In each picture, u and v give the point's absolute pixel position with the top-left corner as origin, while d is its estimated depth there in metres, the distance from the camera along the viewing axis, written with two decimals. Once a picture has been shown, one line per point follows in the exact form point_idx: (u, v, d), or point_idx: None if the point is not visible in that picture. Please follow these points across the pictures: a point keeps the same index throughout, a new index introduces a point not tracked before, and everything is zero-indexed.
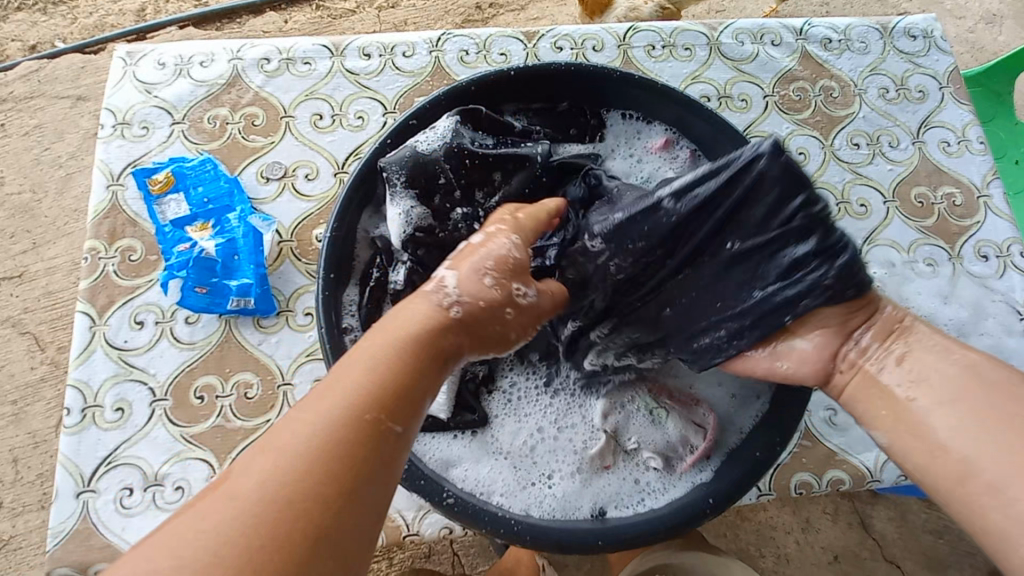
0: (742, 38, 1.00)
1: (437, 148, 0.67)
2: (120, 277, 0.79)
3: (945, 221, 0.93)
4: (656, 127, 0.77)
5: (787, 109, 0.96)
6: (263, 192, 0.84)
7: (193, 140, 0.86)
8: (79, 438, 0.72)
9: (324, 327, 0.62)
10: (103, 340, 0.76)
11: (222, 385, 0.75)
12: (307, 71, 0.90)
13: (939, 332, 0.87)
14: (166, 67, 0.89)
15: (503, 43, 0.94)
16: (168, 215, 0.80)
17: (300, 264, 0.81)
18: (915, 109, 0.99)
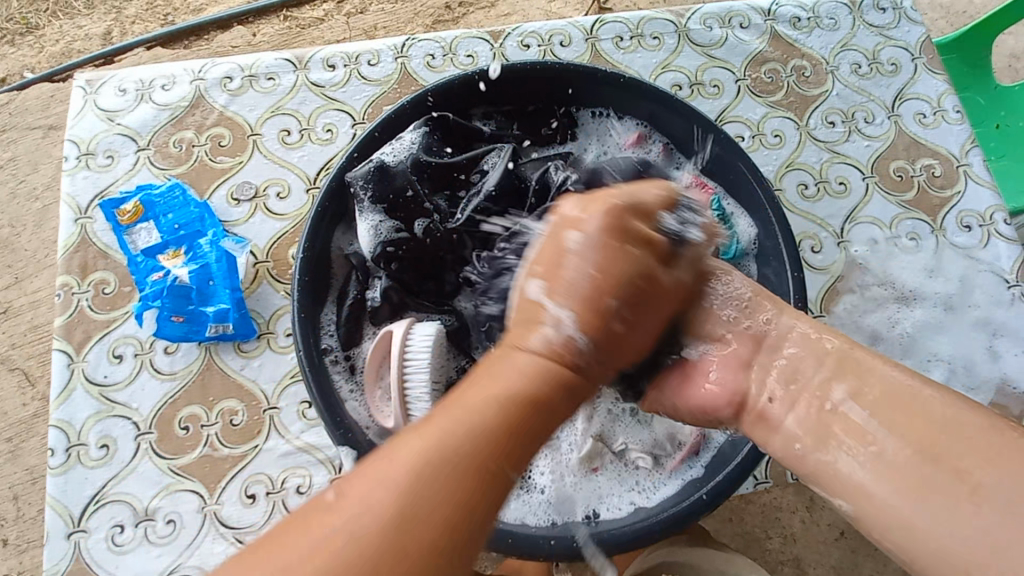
0: (710, 23, 0.98)
1: (403, 160, 0.68)
2: (95, 311, 0.77)
3: (925, 194, 0.92)
4: (628, 121, 0.76)
5: (760, 91, 0.96)
6: (235, 214, 0.82)
7: (160, 166, 0.84)
8: (65, 478, 0.71)
9: (302, 347, 0.60)
10: (83, 377, 0.75)
11: (207, 413, 0.74)
12: (271, 87, 0.88)
13: (928, 307, 0.86)
14: (128, 93, 0.87)
15: (469, 45, 0.93)
16: (139, 245, 0.78)
17: (278, 285, 0.80)
18: (889, 82, 0.98)
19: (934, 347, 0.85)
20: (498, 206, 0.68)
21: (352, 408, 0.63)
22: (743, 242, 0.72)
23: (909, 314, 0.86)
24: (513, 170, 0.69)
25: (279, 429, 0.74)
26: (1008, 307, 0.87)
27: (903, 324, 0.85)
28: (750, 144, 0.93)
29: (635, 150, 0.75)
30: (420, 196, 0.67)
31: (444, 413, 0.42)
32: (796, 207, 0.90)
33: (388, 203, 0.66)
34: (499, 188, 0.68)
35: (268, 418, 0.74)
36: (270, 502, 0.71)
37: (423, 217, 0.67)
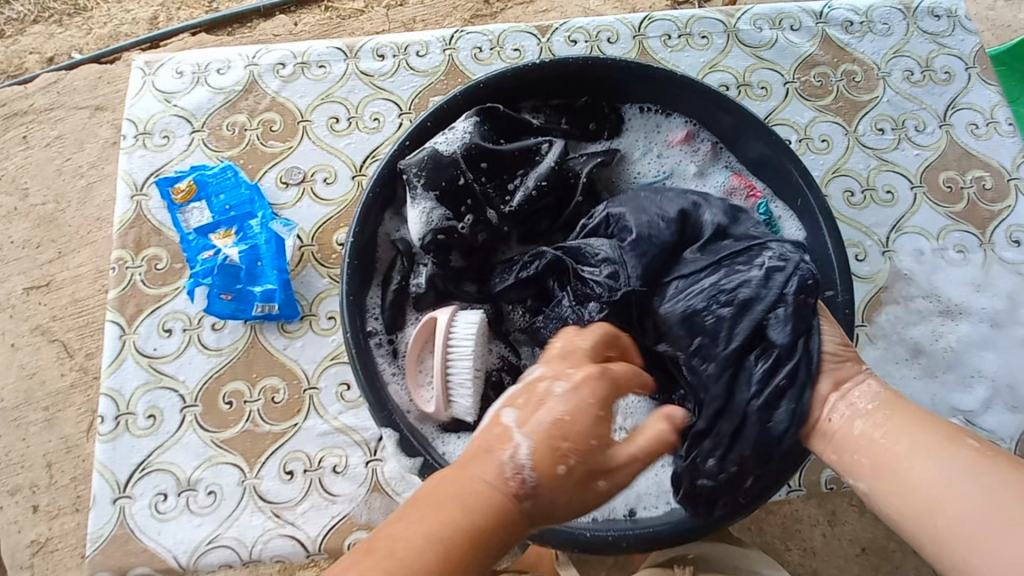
0: (760, 24, 0.97)
1: (455, 149, 0.67)
2: (147, 286, 0.80)
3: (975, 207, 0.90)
4: (675, 119, 0.76)
5: (809, 95, 0.94)
6: (283, 198, 0.84)
7: (213, 148, 0.86)
8: (113, 445, 0.74)
9: (350, 330, 0.62)
10: (134, 348, 0.77)
11: (250, 390, 0.76)
12: (322, 75, 0.90)
13: (973, 322, 0.85)
14: (184, 76, 0.90)
15: (516, 39, 0.93)
16: (191, 223, 0.80)
17: (322, 269, 0.81)
18: (942, 91, 0.96)
19: (978, 364, 0.83)
20: (545, 199, 0.68)
21: (395, 392, 0.65)
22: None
23: (952, 328, 0.84)
24: (562, 161, 0.69)
25: (318, 409, 0.75)
26: None
27: (946, 338, 0.84)
28: (795, 148, 0.92)
29: (682, 148, 0.76)
30: (472, 186, 0.66)
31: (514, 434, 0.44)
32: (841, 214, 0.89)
33: (438, 191, 0.65)
34: (548, 180, 0.67)
35: (308, 398, 0.76)
36: (307, 480, 0.73)
37: (472, 206, 0.67)
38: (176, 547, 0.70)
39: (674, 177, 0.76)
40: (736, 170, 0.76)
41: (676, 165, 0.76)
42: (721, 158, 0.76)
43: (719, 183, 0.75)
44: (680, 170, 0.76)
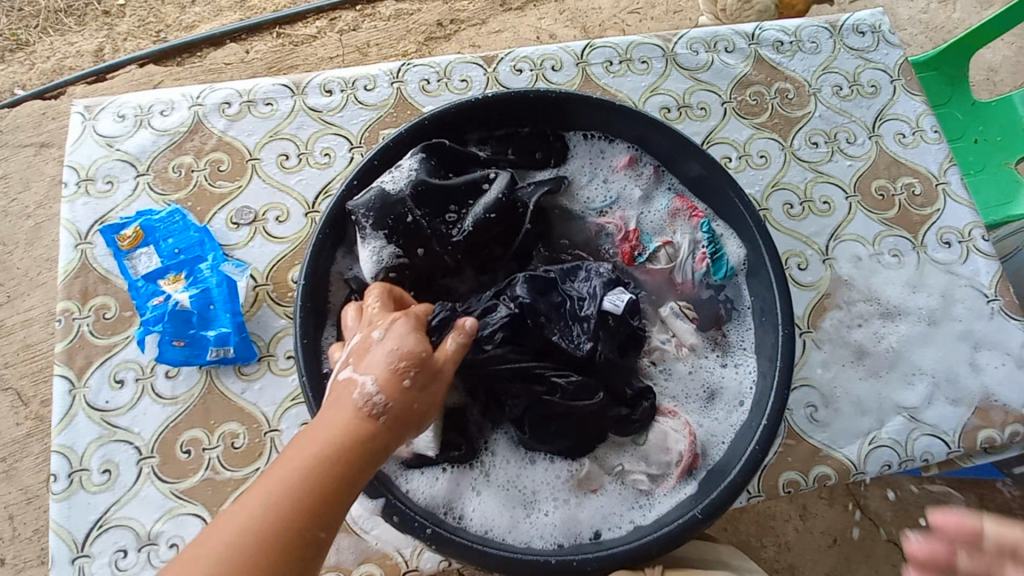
0: (696, 48, 1.02)
1: (402, 186, 0.67)
2: (97, 336, 0.78)
3: (906, 212, 0.96)
4: (619, 145, 0.78)
5: (745, 113, 0.99)
6: (234, 238, 0.84)
7: (160, 191, 0.85)
8: (68, 504, 0.71)
9: (305, 374, 0.61)
10: (85, 403, 0.75)
11: (208, 437, 0.75)
12: (269, 112, 0.90)
13: (911, 321, 0.89)
14: (126, 119, 0.89)
15: (463, 70, 0.95)
16: (139, 270, 0.79)
17: (278, 308, 0.81)
18: (869, 104, 1.02)
19: (919, 361, 0.87)
20: (494, 229, 0.68)
21: None
22: (731, 263, 0.74)
23: (893, 329, 0.89)
24: (510, 191, 0.70)
25: (281, 451, 0.75)
26: (986, 321, 0.90)
27: (888, 338, 0.88)
28: (736, 165, 0.96)
29: (626, 172, 0.78)
30: (419, 222, 0.67)
31: (312, 428, 0.48)
32: (782, 226, 0.93)
33: (385, 229, 0.66)
34: (496, 211, 0.68)
35: (269, 441, 0.75)
36: None
37: (421, 240, 0.67)
38: None
39: (619, 201, 0.79)
40: (679, 191, 0.78)
41: (621, 190, 0.79)
42: (664, 180, 0.78)
43: (663, 206, 0.78)
44: (625, 194, 0.79)
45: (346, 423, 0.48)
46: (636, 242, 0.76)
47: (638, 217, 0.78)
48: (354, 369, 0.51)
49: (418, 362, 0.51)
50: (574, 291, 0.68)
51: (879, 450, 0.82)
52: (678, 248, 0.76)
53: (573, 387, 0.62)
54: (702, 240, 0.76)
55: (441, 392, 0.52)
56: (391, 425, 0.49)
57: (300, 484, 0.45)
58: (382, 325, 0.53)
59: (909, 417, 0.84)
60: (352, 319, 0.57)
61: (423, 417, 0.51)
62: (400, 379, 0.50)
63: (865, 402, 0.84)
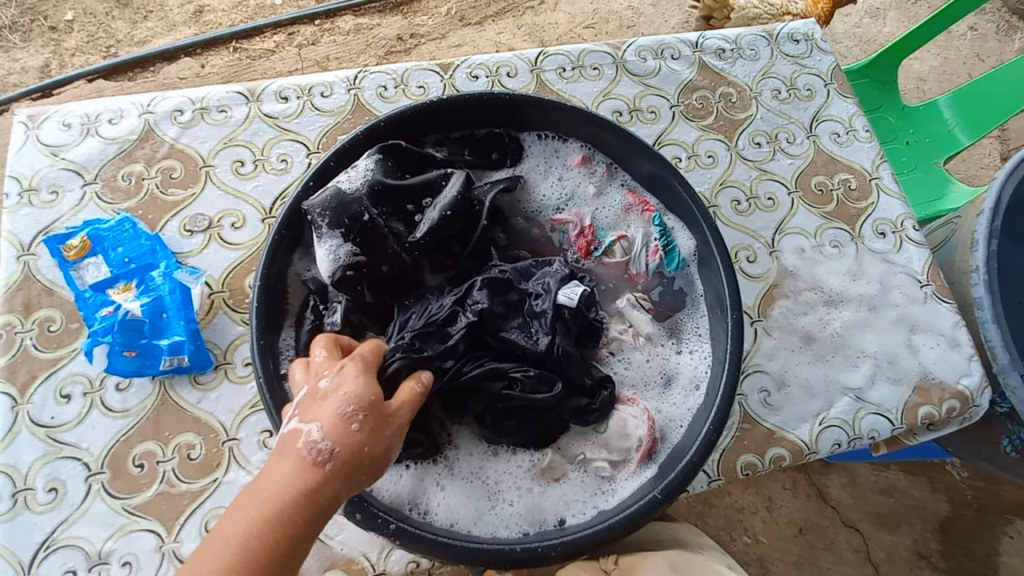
0: (645, 55, 1.06)
1: (359, 186, 0.68)
2: (40, 350, 0.75)
3: (844, 205, 1.02)
4: (572, 144, 0.81)
5: (693, 116, 1.04)
6: (188, 246, 0.82)
7: (108, 200, 0.83)
8: (10, 526, 0.67)
9: (262, 375, 0.61)
10: (28, 420, 0.72)
11: (163, 449, 0.72)
12: (223, 119, 0.89)
13: (853, 308, 0.94)
14: (72, 128, 0.86)
15: (420, 77, 0.97)
16: (86, 281, 0.76)
17: (234, 314, 0.80)
18: (806, 106, 1.09)
19: (862, 345, 0.92)
20: (453, 225, 0.69)
21: None
22: (683, 254, 0.77)
23: (836, 315, 0.93)
24: (466, 189, 0.71)
25: (240, 460, 0.73)
26: (920, 304, 0.96)
27: (833, 324, 0.92)
28: (686, 165, 1.00)
29: (580, 170, 0.81)
30: (377, 221, 0.66)
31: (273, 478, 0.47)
32: (731, 221, 0.98)
33: (342, 228, 0.65)
34: (453, 209, 0.69)
35: (227, 450, 0.73)
36: None
37: (378, 238, 0.66)
38: None
39: (574, 198, 0.81)
40: (632, 187, 0.81)
41: (576, 187, 0.81)
42: (617, 177, 0.81)
43: (616, 202, 0.81)
44: (580, 191, 0.81)
45: (288, 479, 0.46)
46: (592, 237, 0.79)
47: (593, 213, 0.81)
48: (299, 418, 0.49)
49: (368, 406, 0.50)
50: (529, 289, 0.69)
51: (828, 430, 0.86)
52: (632, 241, 0.79)
53: (534, 377, 0.64)
54: (655, 233, 0.79)
55: (395, 437, 0.51)
56: (337, 474, 0.47)
57: (236, 554, 0.43)
58: (330, 373, 0.52)
59: (855, 397, 0.88)
60: (299, 372, 0.55)
61: (375, 463, 0.50)
62: (348, 425, 0.49)
63: (814, 384, 0.88)
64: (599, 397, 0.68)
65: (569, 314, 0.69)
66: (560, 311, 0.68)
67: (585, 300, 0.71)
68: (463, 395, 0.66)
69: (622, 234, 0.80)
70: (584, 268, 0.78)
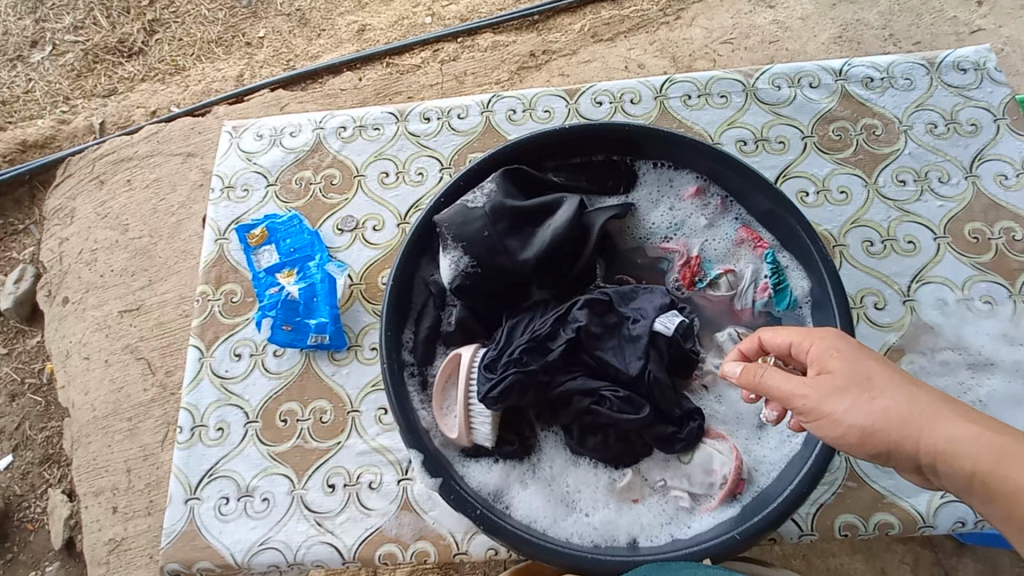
0: (779, 83, 1.03)
1: (482, 205, 0.75)
2: (224, 316, 0.93)
3: (1004, 257, 0.90)
4: (687, 175, 0.83)
5: (827, 148, 0.99)
6: (338, 242, 0.97)
7: (283, 199, 1.01)
8: (189, 452, 0.85)
9: (386, 362, 0.71)
10: (209, 370, 0.90)
11: (302, 410, 0.87)
12: (376, 135, 1.04)
13: (1003, 375, 0.84)
14: (264, 138, 1.06)
15: (548, 101, 1.04)
16: (262, 263, 0.94)
17: (367, 304, 0.93)
18: (967, 143, 0.98)
19: (1009, 418, 0.81)
20: (562, 247, 0.75)
21: (422, 417, 0.73)
22: (795, 295, 0.75)
23: (983, 381, 0.84)
24: (578, 214, 0.76)
25: (359, 430, 0.85)
26: None
27: (975, 390, 0.83)
28: (813, 199, 0.96)
29: (693, 202, 0.82)
30: (495, 237, 0.74)
31: None
32: (860, 263, 0.91)
33: (465, 242, 0.74)
34: (564, 233, 0.74)
35: (350, 419, 0.86)
36: (346, 492, 0.82)
37: (495, 253, 0.74)
38: (234, 546, 0.80)
39: (684, 228, 0.82)
40: (746, 221, 0.80)
41: (687, 218, 0.82)
42: (731, 211, 0.81)
43: (728, 235, 0.81)
44: (691, 222, 0.82)
45: None
46: (697, 269, 0.80)
47: (703, 245, 0.81)
48: None
49: None
50: (627, 313, 0.72)
51: (951, 505, 0.78)
52: (740, 277, 0.78)
53: (622, 398, 0.68)
54: (766, 271, 0.77)
55: None
56: None
57: None
58: None
59: None
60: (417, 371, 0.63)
61: None
62: None
63: None
64: (685, 427, 0.69)
65: (663, 342, 0.70)
66: (656, 339, 0.70)
67: (683, 331, 0.71)
68: (557, 405, 0.71)
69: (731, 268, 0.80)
70: (687, 298, 0.78)
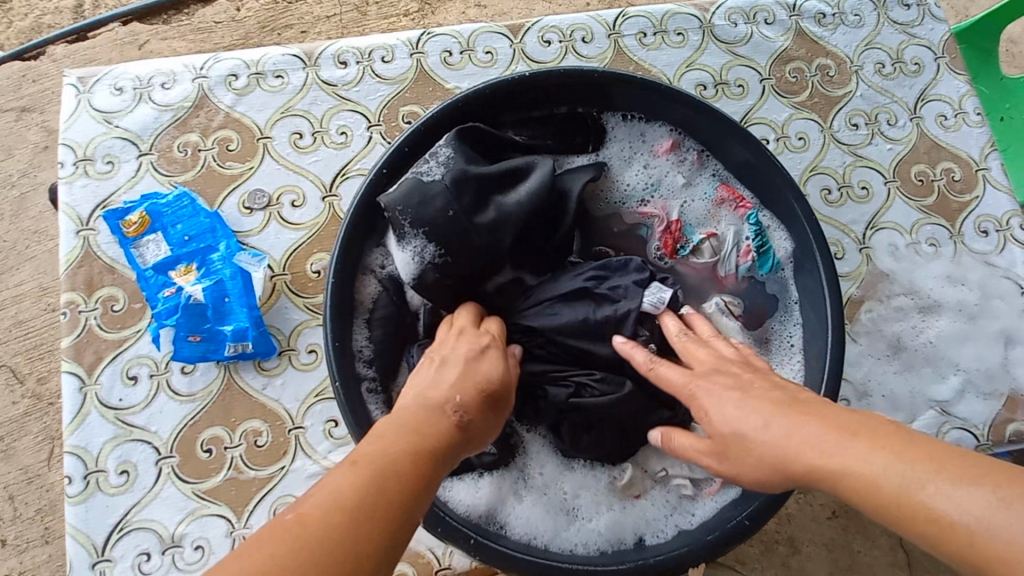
0: (735, 19, 0.95)
1: (441, 179, 0.61)
2: (106, 330, 0.73)
3: (945, 198, 0.93)
4: (660, 127, 0.73)
5: (785, 91, 0.94)
6: (248, 224, 0.78)
7: (165, 172, 0.79)
8: (86, 507, 0.68)
9: (337, 381, 0.59)
10: (96, 401, 0.71)
11: (230, 435, 0.72)
12: (280, 86, 0.83)
13: (949, 316, 0.88)
14: (124, 92, 0.81)
15: (488, 40, 0.88)
16: (148, 259, 0.74)
17: (297, 299, 0.77)
18: (912, 83, 0.97)
19: (956, 356, 0.86)
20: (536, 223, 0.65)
21: None
22: (778, 256, 0.71)
23: (933, 323, 0.87)
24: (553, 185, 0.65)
25: (306, 450, 0.72)
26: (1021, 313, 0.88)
27: (926, 333, 0.87)
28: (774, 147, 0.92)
29: (668, 158, 0.73)
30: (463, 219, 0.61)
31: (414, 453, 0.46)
32: (819, 213, 0.90)
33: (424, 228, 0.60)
34: (538, 210, 0.64)
35: (294, 438, 0.73)
36: None
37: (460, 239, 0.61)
38: None
39: (661, 188, 0.74)
40: (723, 179, 0.74)
41: (663, 176, 0.74)
42: (708, 167, 0.74)
43: (707, 195, 0.74)
44: (668, 181, 0.74)
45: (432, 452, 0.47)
46: (678, 235, 0.73)
47: (681, 206, 0.74)
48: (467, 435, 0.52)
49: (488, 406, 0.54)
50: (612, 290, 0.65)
51: None
52: (722, 240, 0.72)
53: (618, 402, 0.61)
54: (748, 233, 0.72)
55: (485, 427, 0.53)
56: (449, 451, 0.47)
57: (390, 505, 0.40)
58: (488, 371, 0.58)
59: (942, 411, 0.83)
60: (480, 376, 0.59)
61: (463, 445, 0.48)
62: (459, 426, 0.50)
63: (900, 396, 0.84)
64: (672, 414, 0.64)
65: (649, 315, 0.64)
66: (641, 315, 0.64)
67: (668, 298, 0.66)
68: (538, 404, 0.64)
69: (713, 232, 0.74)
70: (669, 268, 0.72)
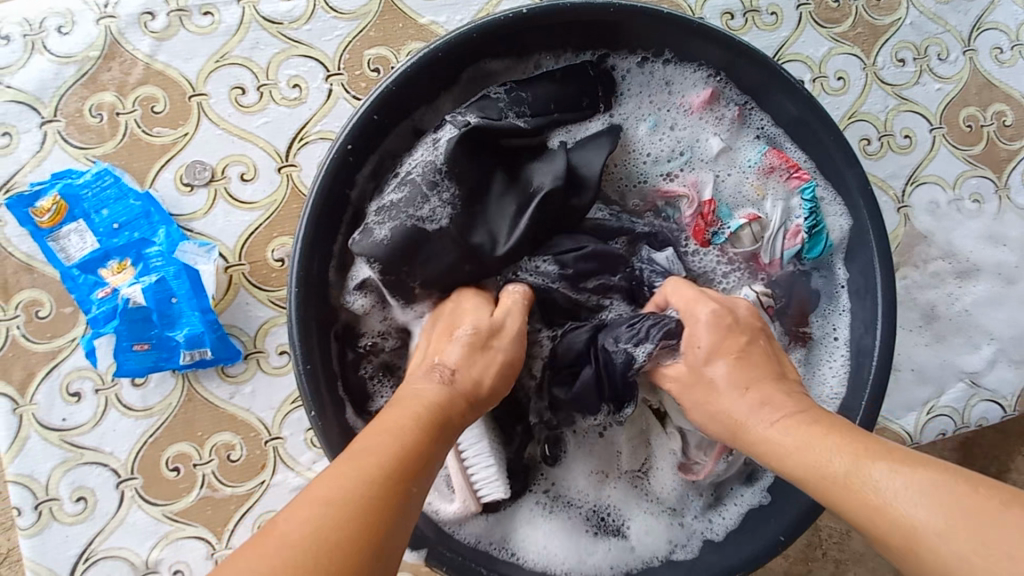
0: None
1: (439, 199, 0.54)
2: (33, 342, 0.63)
3: (994, 147, 0.82)
4: (694, 75, 0.60)
5: (823, 19, 0.79)
6: (188, 206, 0.65)
7: (78, 144, 0.64)
8: (42, 539, 0.61)
9: (313, 415, 0.50)
10: (36, 423, 0.62)
11: (198, 451, 0.64)
12: (210, 26, 0.66)
13: (986, 281, 0.80)
14: (10, 40, 0.64)
15: None
16: (71, 255, 0.62)
17: (258, 292, 0.66)
18: (968, 7, 0.82)
19: (989, 324, 0.80)
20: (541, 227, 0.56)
21: None
22: (833, 239, 0.60)
23: (969, 290, 0.80)
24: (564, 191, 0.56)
25: (286, 462, 0.65)
26: None
27: (961, 301, 0.80)
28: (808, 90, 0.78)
29: (703, 116, 0.61)
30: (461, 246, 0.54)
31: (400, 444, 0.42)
32: None
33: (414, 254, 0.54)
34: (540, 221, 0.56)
35: (272, 450, 0.65)
36: None
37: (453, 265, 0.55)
38: None
39: (693, 153, 0.62)
40: (770, 139, 0.61)
41: (694, 139, 0.62)
42: (750, 125, 0.62)
43: (751, 161, 0.62)
44: (700, 145, 0.62)
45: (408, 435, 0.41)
46: (711, 218, 0.61)
47: (716, 175, 0.62)
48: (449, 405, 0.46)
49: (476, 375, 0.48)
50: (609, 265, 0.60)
51: (937, 419, 0.78)
52: (768, 218, 0.61)
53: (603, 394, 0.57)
54: (799, 208, 0.61)
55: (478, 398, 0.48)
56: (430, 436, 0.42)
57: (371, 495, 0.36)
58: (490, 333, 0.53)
59: (970, 383, 0.79)
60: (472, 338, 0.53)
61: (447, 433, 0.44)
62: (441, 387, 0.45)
63: (927, 369, 0.78)
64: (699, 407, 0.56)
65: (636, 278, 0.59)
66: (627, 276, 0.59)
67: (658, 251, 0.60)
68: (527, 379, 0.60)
69: (755, 206, 0.62)
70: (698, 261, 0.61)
